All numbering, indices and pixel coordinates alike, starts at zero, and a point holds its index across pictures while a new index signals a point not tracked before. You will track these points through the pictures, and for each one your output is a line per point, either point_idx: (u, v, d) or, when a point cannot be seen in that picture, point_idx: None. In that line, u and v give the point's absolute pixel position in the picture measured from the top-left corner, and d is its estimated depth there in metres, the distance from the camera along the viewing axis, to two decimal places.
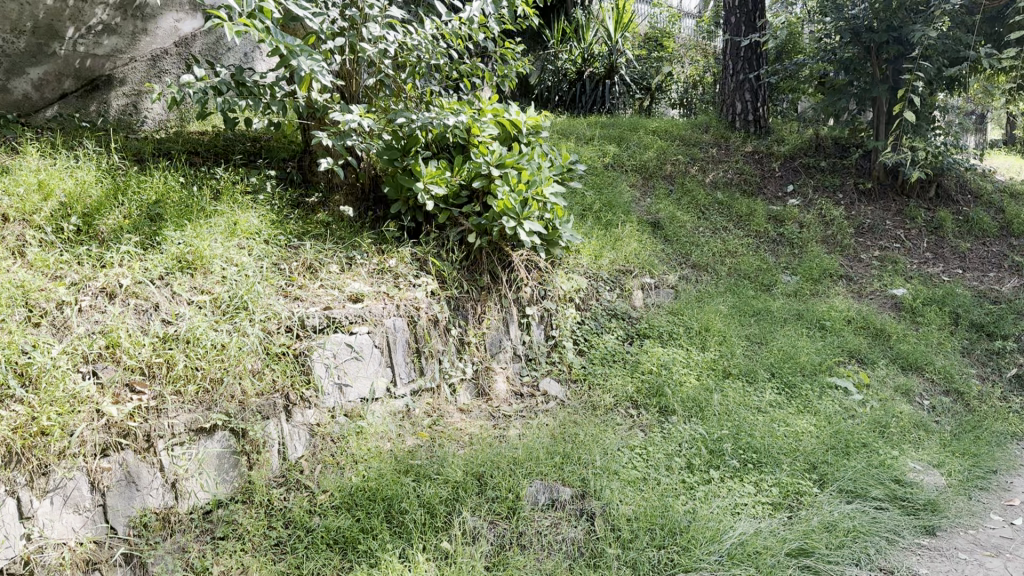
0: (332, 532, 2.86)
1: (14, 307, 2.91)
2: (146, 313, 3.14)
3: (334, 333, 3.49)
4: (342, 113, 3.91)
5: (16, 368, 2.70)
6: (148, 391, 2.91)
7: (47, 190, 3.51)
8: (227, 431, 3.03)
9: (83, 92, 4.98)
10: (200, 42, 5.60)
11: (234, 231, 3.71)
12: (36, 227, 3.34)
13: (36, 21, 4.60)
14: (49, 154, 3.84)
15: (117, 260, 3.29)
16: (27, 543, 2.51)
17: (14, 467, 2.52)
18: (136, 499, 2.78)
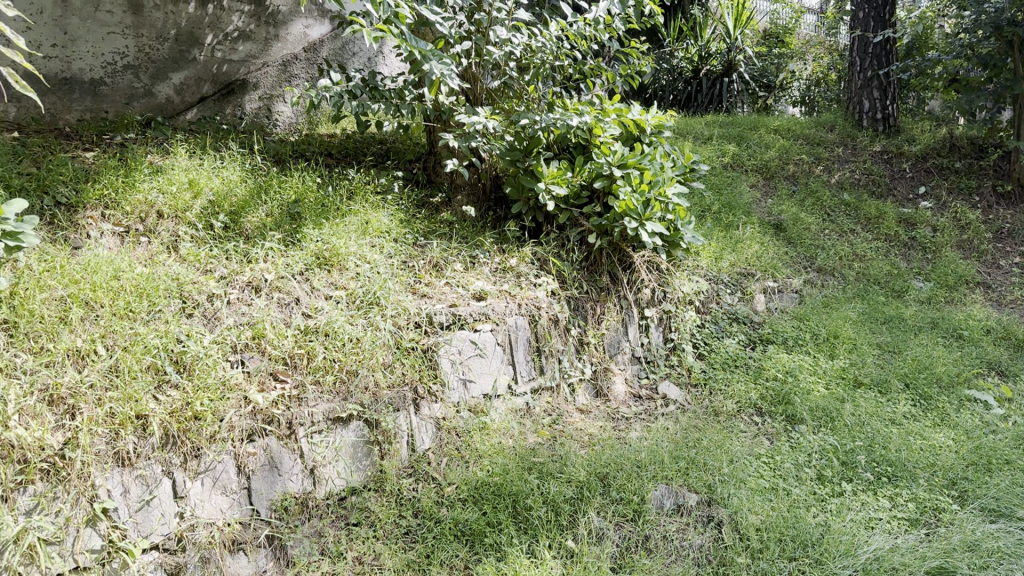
0: (460, 524, 2.92)
1: (170, 299, 3.12)
2: (288, 306, 3.32)
3: (460, 330, 3.56)
4: (469, 115, 3.97)
5: (173, 356, 2.91)
6: (290, 380, 3.06)
7: (197, 188, 3.71)
8: (361, 421, 3.14)
9: (219, 96, 5.19)
10: (327, 47, 5.66)
11: (367, 229, 3.85)
12: (187, 223, 3.56)
13: (179, 29, 4.87)
14: (196, 155, 4.07)
15: (262, 256, 3.49)
16: (180, 520, 2.69)
17: (171, 448, 2.72)
18: (278, 484, 2.92)
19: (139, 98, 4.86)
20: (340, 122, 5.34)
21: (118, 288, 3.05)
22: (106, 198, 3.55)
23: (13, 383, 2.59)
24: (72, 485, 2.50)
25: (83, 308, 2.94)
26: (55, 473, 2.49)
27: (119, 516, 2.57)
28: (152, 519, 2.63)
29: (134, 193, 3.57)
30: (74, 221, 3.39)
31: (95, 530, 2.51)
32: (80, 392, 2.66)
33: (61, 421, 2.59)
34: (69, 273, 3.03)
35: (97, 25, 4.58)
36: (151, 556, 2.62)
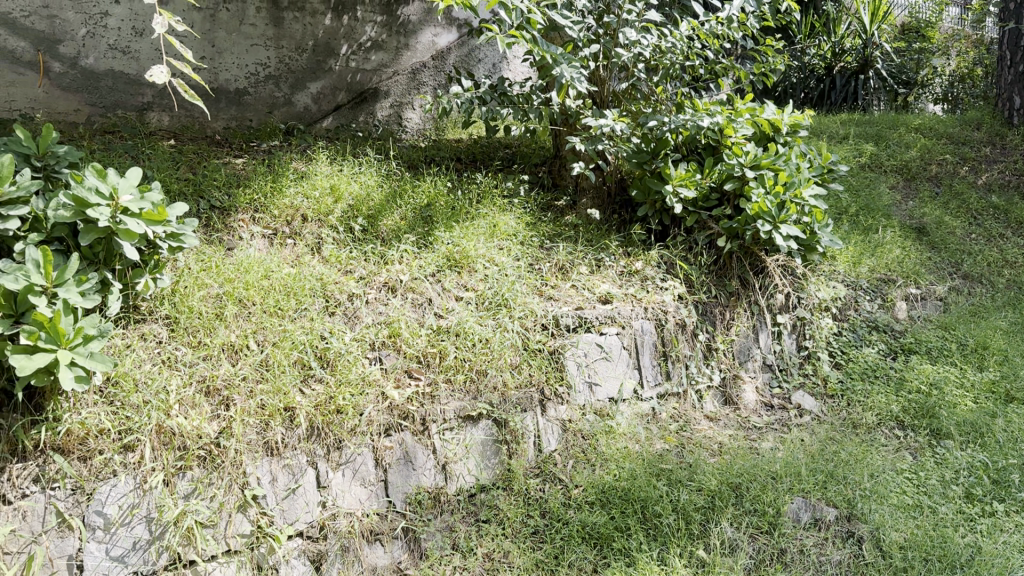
0: (587, 527, 2.92)
1: (315, 298, 3.28)
2: (422, 307, 3.43)
3: (585, 333, 3.55)
4: (596, 118, 3.95)
5: (317, 351, 3.07)
6: (423, 377, 3.17)
7: (338, 193, 3.87)
8: (491, 420, 3.20)
9: (353, 104, 5.31)
10: (454, 54, 5.66)
11: (495, 232, 3.91)
12: (329, 226, 3.72)
13: (316, 40, 5.08)
14: (335, 161, 4.24)
15: (398, 258, 3.61)
16: (323, 509, 2.82)
17: (315, 439, 2.87)
18: (412, 478, 3.01)
19: (279, 107, 5.07)
20: (471, 128, 5.31)
21: (267, 287, 3.22)
22: (256, 202, 3.75)
23: (175, 375, 2.80)
24: (225, 472, 2.66)
25: (237, 306, 3.12)
26: (211, 460, 2.67)
27: (267, 503, 2.72)
28: (297, 506, 2.77)
29: (282, 198, 3.76)
30: (227, 224, 3.60)
31: (246, 515, 2.67)
32: (234, 383, 2.84)
33: (216, 411, 2.77)
34: (225, 272, 3.22)
35: (242, 37, 4.86)
36: (295, 543, 2.75)
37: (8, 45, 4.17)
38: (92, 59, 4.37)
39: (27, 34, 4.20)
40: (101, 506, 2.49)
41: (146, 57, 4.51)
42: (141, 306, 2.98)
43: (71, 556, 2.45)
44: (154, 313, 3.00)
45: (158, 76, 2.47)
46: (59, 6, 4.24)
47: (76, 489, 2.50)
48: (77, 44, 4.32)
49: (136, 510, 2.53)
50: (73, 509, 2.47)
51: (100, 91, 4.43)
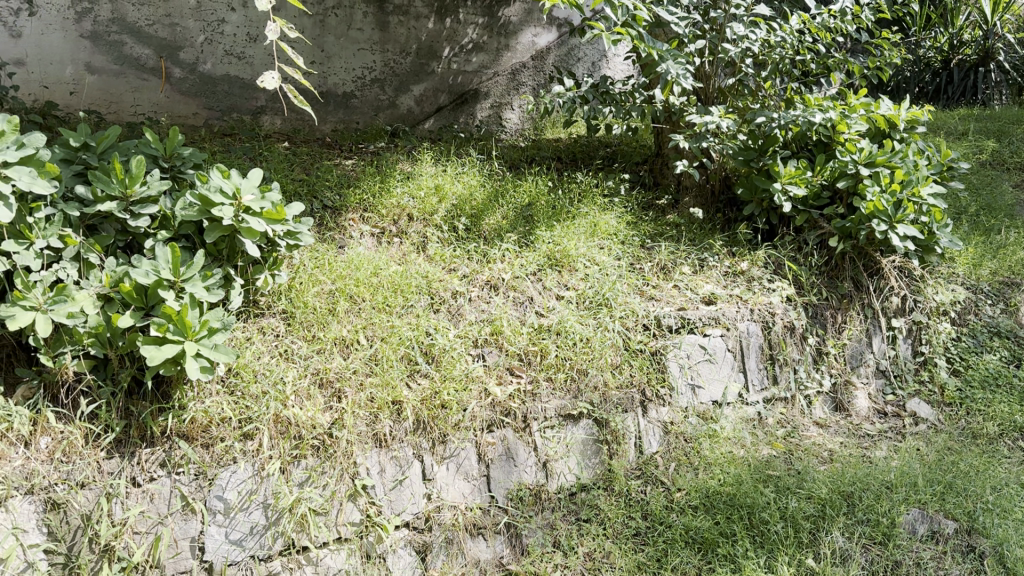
0: (691, 531, 2.88)
1: (420, 295, 3.36)
2: (523, 305, 3.46)
3: (689, 334, 3.50)
4: (700, 115, 3.90)
5: (423, 347, 3.16)
6: (525, 375, 3.20)
7: (442, 193, 3.94)
8: (591, 420, 3.20)
9: (455, 105, 5.37)
10: (554, 54, 5.59)
11: (595, 231, 3.89)
12: (434, 225, 3.79)
13: (420, 44, 5.16)
14: (440, 161, 4.31)
15: (500, 256, 3.65)
16: (428, 501, 2.92)
17: (421, 433, 2.97)
18: (514, 474, 3.04)
19: (384, 110, 5.19)
20: (573, 128, 5.28)
21: (376, 284, 3.33)
22: (365, 202, 3.85)
23: (291, 366, 2.94)
24: (337, 462, 2.80)
25: (348, 302, 3.24)
26: (324, 450, 2.80)
27: (376, 493, 2.83)
28: (404, 498, 2.88)
29: (389, 197, 3.85)
30: (338, 223, 3.72)
31: (355, 505, 2.79)
32: (345, 376, 2.97)
33: (329, 403, 2.90)
34: (337, 270, 3.33)
35: (349, 42, 4.99)
36: (402, 533, 2.86)
37: (134, 53, 4.40)
38: (210, 65, 4.58)
39: (150, 42, 4.42)
40: (221, 491, 2.65)
41: (259, 62, 4.70)
42: (259, 300, 3.11)
43: (193, 538, 2.60)
44: (271, 307, 3.12)
45: (269, 83, 2.59)
46: (181, 14, 4.45)
47: (199, 474, 2.66)
48: (196, 51, 4.53)
49: (254, 496, 2.68)
50: (196, 493, 2.63)
51: (218, 96, 4.64)
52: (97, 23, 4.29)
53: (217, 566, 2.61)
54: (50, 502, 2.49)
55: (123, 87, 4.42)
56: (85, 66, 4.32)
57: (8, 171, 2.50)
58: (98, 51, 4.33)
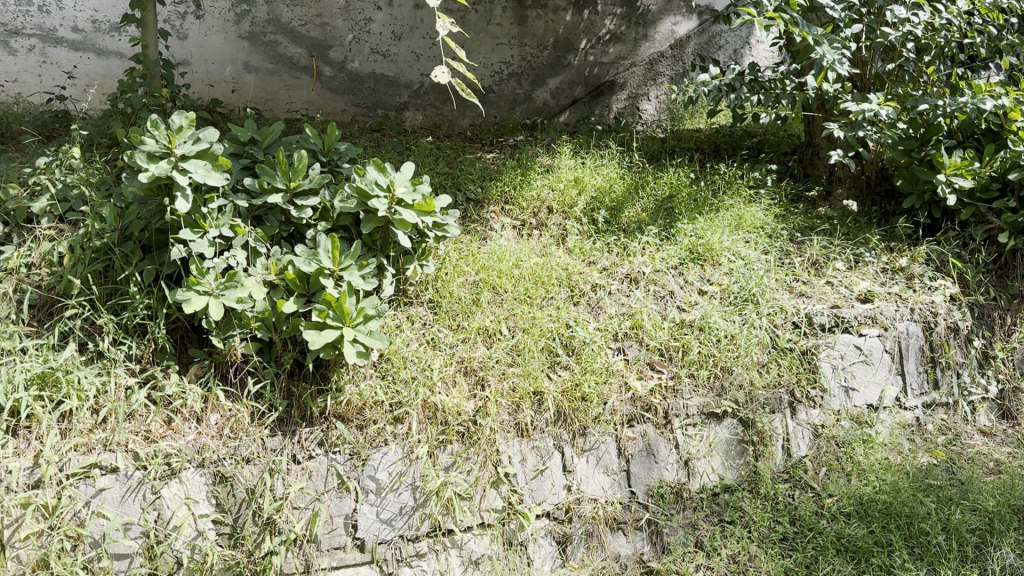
0: (844, 539, 2.83)
1: (560, 287, 3.36)
2: (664, 300, 3.40)
3: (842, 333, 3.35)
4: (856, 102, 3.73)
5: (564, 339, 3.16)
6: (666, 371, 3.14)
7: (582, 185, 3.92)
8: (736, 419, 3.12)
9: (591, 98, 5.20)
10: (694, 42, 5.30)
11: (740, 224, 3.79)
12: (574, 217, 3.78)
13: (557, 37, 5.06)
14: (579, 154, 4.28)
15: (640, 250, 3.60)
16: (568, 493, 2.93)
17: (562, 425, 2.99)
18: (655, 470, 3.01)
19: (520, 104, 5.12)
20: (717, 119, 4.99)
21: (518, 276, 3.36)
22: (507, 195, 3.88)
23: (438, 354, 3.02)
24: (480, 448, 2.86)
25: (492, 293, 3.29)
26: (469, 436, 2.88)
27: (518, 481, 2.89)
28: (545, 487, 2.91)
29: (529, 190, 3.88)
30: (481, 216, 3.77)
31: (498, 492, 2.86)
32: (489, 365, 3.03)
33: (473, 390, 2.97)
34: (480, 261, 3.39)
35: (488, 37, 4.96)
36: (543, 523, 2.89)
37: (287, 53, 4.60)
38: (357, 63, 4.74)
39: (303, 42, 4.61)
40: (374, 471, 2.77)
41: (403, 60, 4.82)
42: (408, 289, 3.21)
43: (347, 515, 2.73)
44: (419, 296, 3.22)
45: (442, 76, 2.75)
46: (331, 14, 4.61)
47: (354, 454, 2.79)
48: (345, 49, 4.69)
49: (403, 478, 2.79)
50: (351, 473, 2.76)
51: (363, 93, 4.81)
52: (254, 24, 4.50)
53: (368, 543, 2.73)
54: (219, 475, 2.65)
55: (278, 85, 4.64)
56: (243, 65, 4.55)
57: (185, 165, 2.69)
58: (255, 51, 4.55)
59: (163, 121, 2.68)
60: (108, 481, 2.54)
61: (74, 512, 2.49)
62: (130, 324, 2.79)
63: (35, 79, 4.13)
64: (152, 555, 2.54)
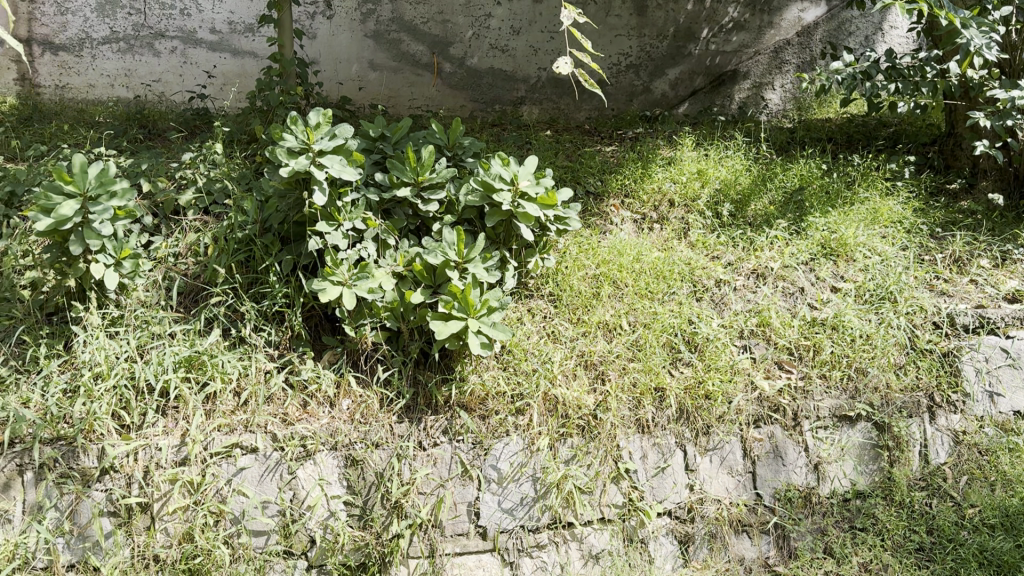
0: (986, 552, 2.77)
1: (683, 282, 3.31)
2: (794, 296, 3.30)
3: (987, 334, 3.18)
4: (1004, 89, 3.52)
5: (686, 336, 3.11)
6: (796, 370, 3.06)
7: (705, 177, 3.82)
8: (870, 423, 3.01)
9: (711, 88, 5.04)
10: (823, 30, 5.05)
11: (876, 218, 3.62)
12: (697, 211, 3.71)
13: (678, 26, 4.91)
14: (702, 146, 4.18)
15: (768, 244, 3.51)
16: (691, 492, 2.90)
17: (684, 422, 2.94)
18: (782, 473, 2.94)
19: (639, 95, 5.00)
20: (853, 107, 4.76)
21: (639, 270, 3.32)
22: (627, 188, 3.81)
23: (559, 348, 3.03)
24: (601, 443, 2.86)
25: (612, 287, 3.26)
26: (589, 430, 2.87)
27: (638, 478, 2.87)
28: (666, 485, 2.88)
29: (650, 182, 3.80)
30: (601, 209, 3.72)
31: (618, 488, 2.85)
32: (609, 359, 3.01)
33: (594, 384, 2.97)
34: (601, 254, 3.37)
35: (607, 29, 4.84)
36: (664, 521, 2.87)
37: (410, 50, 4.69)
38: (476, 59, 4.79)
39: (424, 39, 4.69)
40: (495, 461, 2.81)
41: (521, 55, 4.84)
42: (529, 282, 3.22)
43: (470, 502, 2.78)
44: (540, 289, 3.23)
45: (564, 70, 2.73)
46: (451, 11, 4.67)
47: (476, 443, 2.83)
48: (465, 46, 4.75)
49: (524, 469, 2.82)
50: (474, 461, 2.81)
51: (482, 88, 4.86)
52: (379, 23, 4.61)
53: (490, 531, 2.78)
54: (350, 458, 2.74)
55: (400, 82, 4.75)
56: (368, 63, 4.67)
57: (322, 160, 2.79)
58: (379, 49, 4.66)
59: (302, 119, 2.80)
60: (249, 461, 2.67)
61: (217, 489, 2.62)
62: (269, 311, 2.93)
63: (177, 79, 4.37)
64: (287, 532, 2.66)
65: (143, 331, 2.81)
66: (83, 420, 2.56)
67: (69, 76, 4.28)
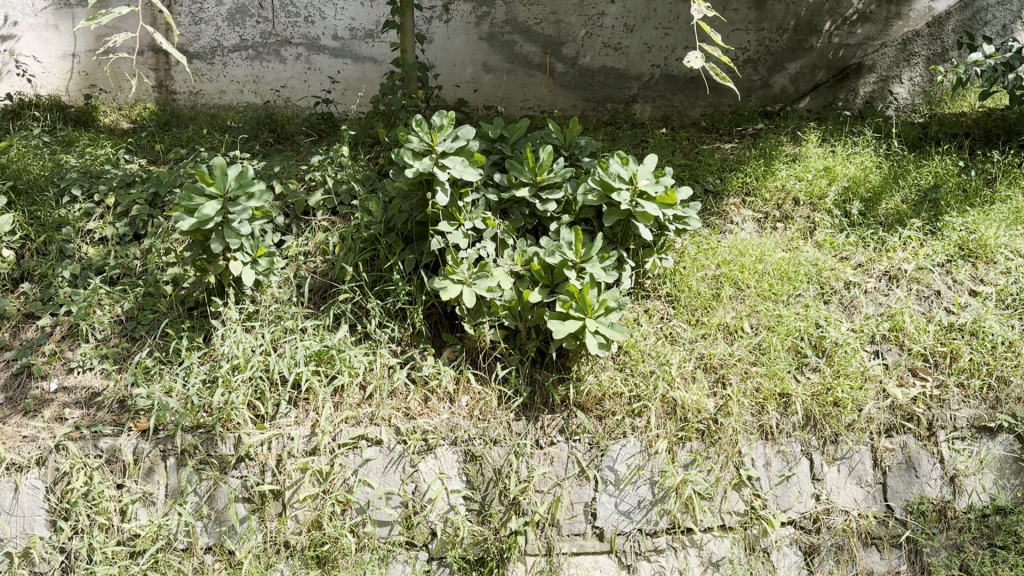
0: None
1: (810, 284, 3.21)
2: (929, 300, 3.17)
3: None
4: None
5: (813, 340, 3.02)
6: (932, 378, 2.94)
7: (833, 174, 3.69)
8: (1011, 435, 2.89)
9: (834, 82, 4.86)
10: (956, 18, 4.77)
11: (1018, 218, 3.45)
12: (824, 210, 3.59)
13: (799, 19, 4.70)
14: (828, 142, 4.03)
15: (901, 245, 3.36)
16: (817, 502, 2.82)
17: (811, 429, 2.86)
18: (914, 485, 2.85)
19: (757, 90, 4.86)
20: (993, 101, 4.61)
21: (762, 271, 3.23)
22: (749, 185, 3.71)
23: (678, 350, 2.98)
24: (723, 448, 2.81)
25: (734, 288, 3.20)
26: (709, 435, 2.83)
27: (761, 486, 2.80)
28: (790, 494, 2.81)
29: (774, 180, 3.69)
30: (721, 207, 3.63)
31: (740, 495, 2.79)
32: (729, 362, 2.96)
33: (714, 388, 2.91)
34: (721, 254, 3.30)
35: (725, 23, 4.70)
36: (788, 531, 2.81)
37: (523, 51, 4.69)
38: (589, 58, 4.75)
39: (538, 40, 4.68)
40: (613, 462, 2.80)
41: (635, 52, 4.76)
42: (646, 282, 3.18)
43: (587, 503, 2.78)
44: (657, 289, 3.18)
45: (695, 62, 2.73)
46: (565, 11, 4.63)
47: (594, 444, 2.82)
48: (578, 45, 4.71)
49: (642, 471, 2.79)
50: (591, 462, 2.81)
51: (594, 87, 4.83)
52: (493, 25, 4.62)
53: (607, 533, 2.77)
54: (470, 453, 2.79)
55: (514, 84, 4.77)
56: (482, 65, 4.71)
57: (445, 162, 2.84)
58: (493, 51, 4.68)
59: (427, 121, 2.85)
60: (374, 452, 2.74)
61: (344, 479, 2.71)
62: (392, 308, 3.01)
63: (303, 84, 4.56)
64: (410, 524, 2.72)
65: (277, 326, 2.94)
66: (221, 409, 2.69)
67: (203, 83, 4.50)
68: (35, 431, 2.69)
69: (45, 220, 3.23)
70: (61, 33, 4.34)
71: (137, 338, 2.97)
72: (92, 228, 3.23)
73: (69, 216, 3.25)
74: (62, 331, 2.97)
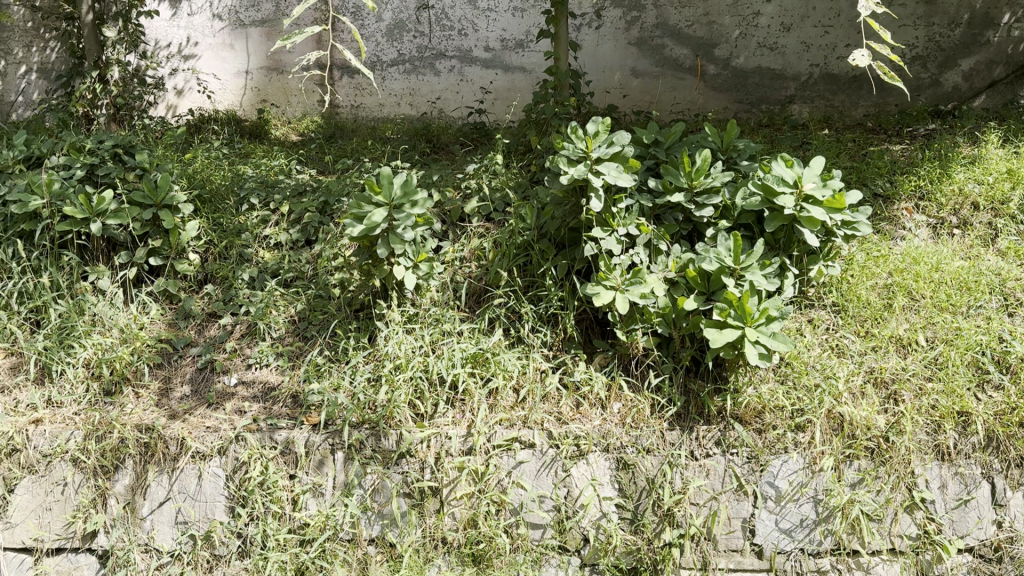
0: None
1: (992, 295, 3.02)
2: None
3: None
4: None
5: (995, 355, 2.83)
6: None
7: (1017, 177, 3.43)
8: None
9: (1013, 78, 4.49)
10: None
11: None
12: (1007, 215, 3.34)
13: (974, 12, 4.43)
14: (1011, 143, 3.79)
15: None
16: (998, 529, 2.68)
17: (993, 452, 2.69)
18: None
19: (926, 89, 4.56)
20: None
21: (939, 281, 3.06)
22: (922, 189, 3.52)
23: (845, 363, 2.85)
24: (893, 468, 2.67)
25: (908, 298, 3.03)
26: (880, 454, 2.69)
27: (936, 509, 2.68)
28: (969, 520, 2.68)
29: (950, 183, 3.49)
30: (891, 212, 3.45)
31: (912, 518, 2.67)
32: (903, 378, 2.79)
33: (885, 404, 2.77)
34: (893, 262, 3.15)
35: (891, 18, 4.49)
36: (965, 558, 2.68)
37: (673, 54, 4.64)
38: (743, 58, 4.63)
39: (689, 42, 4.62)
40: (773, 478, 2.71)
41: (792, 51, 4.60)
42: (810, 291, 3.06)
43: (745, 519, 2.71)
44: (822, 298, 3.06)
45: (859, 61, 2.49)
46: (718, 12, 4.56)
47: (752, 457, 2.73)
48: (731, 46, 4.61)
49: (806, 489, 2.69)
50: (749, 476, 2.73)
51: (748, 88, 4.67)
52: (643, 30, 4.61)
53: (767, 551, 2.71)
54: (622, 461, 2.76)
55: (664, 88, 4.71)
56: (631, 70, 4.69)
57: (599, 168, 2.84)
58: (643, 56, 4.66)
59: (581, 128, 2.86)
60: (527, 455, 2.77)
61: (498, 479, 2.75)
62: (545, 313, 3.05)
63: (455, 95, 4.68)
64: (562, 529, 2.74)
65: (435, 329, 3.04)
66: (385, 407, 2.80)
67: (363, 96, 4.72)
68: (218, 423, 2.89)
69: (226, 226, 3.48)
70: (237, 52, 4.70)
71: (309, 337, 3.14)
72: (269, 235, 3.47)
73: (248, 223, 3.50)
74: (241, 330, 3.20)
